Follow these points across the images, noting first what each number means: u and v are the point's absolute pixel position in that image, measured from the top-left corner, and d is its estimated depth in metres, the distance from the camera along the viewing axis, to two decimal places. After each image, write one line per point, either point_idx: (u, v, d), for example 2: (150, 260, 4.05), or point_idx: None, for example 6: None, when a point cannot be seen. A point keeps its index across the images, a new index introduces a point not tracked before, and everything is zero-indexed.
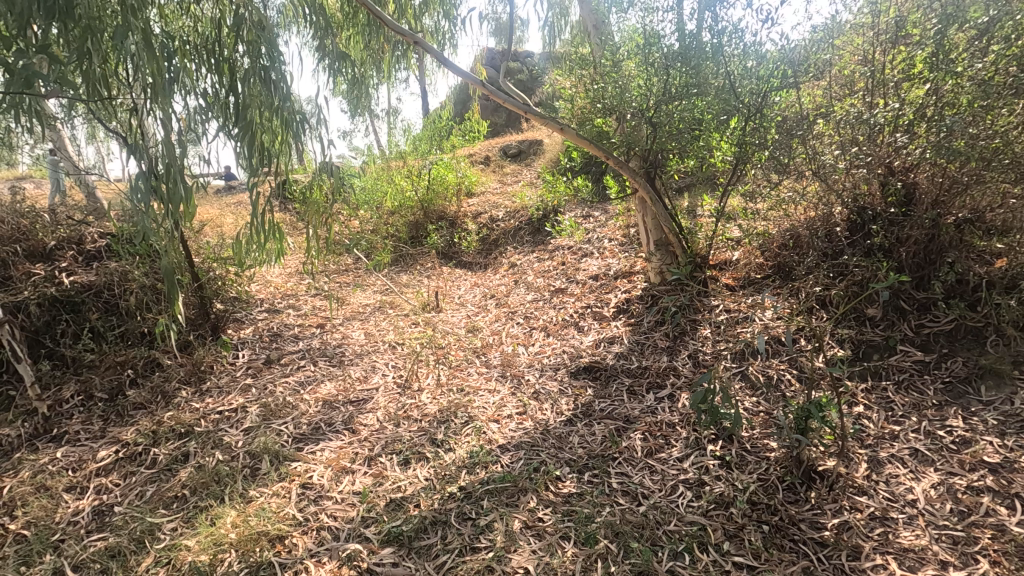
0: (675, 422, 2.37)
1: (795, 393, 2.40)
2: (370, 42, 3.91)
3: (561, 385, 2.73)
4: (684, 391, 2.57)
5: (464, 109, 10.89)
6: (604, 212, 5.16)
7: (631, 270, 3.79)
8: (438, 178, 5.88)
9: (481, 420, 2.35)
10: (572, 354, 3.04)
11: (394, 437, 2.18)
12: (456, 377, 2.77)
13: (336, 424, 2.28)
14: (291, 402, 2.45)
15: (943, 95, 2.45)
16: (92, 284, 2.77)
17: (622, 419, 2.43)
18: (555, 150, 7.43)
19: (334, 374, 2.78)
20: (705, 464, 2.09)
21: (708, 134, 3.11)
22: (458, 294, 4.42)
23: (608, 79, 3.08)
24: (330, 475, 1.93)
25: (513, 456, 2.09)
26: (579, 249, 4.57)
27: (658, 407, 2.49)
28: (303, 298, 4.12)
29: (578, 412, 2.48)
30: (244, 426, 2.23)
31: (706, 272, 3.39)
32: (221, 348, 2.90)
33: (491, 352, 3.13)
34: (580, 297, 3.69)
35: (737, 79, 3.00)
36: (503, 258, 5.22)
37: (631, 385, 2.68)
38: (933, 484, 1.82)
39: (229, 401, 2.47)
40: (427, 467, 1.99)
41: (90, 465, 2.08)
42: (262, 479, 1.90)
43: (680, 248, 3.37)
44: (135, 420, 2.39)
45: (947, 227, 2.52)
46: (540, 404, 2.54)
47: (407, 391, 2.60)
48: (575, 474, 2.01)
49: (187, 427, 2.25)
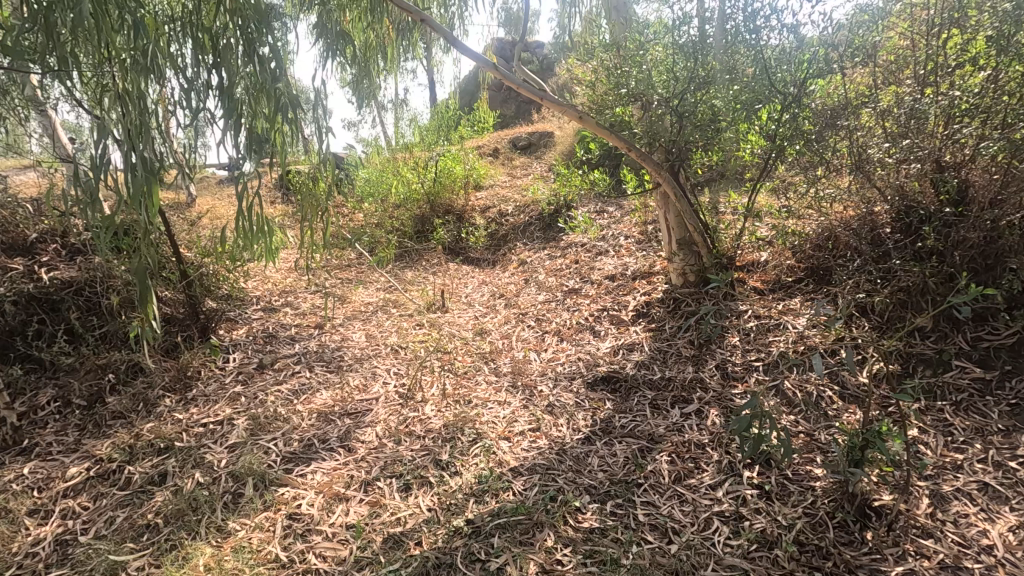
0: (705, 442, 2.14)
1: (839, 413, 2.17)
2: (375, 25, 3.69)
3: (578, 397, 2.50)
4: (712, 407, 2.35)
5: (472, 100, 10.63)
6: (620, 208, 4.90)
7: (650, 270, 3.55)
8: (445, 171, 5.64)
9: (491, 437, 2.13)
10: (588, 362, 2.81)
11: (395, 457, 1.97)
12: (463, 387, 2.55)
13: (331, 441, 2.06)
14: (283, 414, 2.23)
15: (1004, 81, 2.22)
16: (73, 280, 2.57)
17: (645, 438, 2.20)
18: (567, 141, 7.18)
19: (331, 381, 2.57)
20: (742, 494, 1.86)
21: (737, 126, 2.87)
22: (465, 293, 4.19)
23: (633, 63, 2.82)
24: (322, 504, 1.71)
25: (527, 482, 1.87)
26: (593, 247, 4.34)
27: (685, 425, 2.26)
28: (303, 296, 3.91)
29: (597, 429, 2.26)
30: (230, 442, 2.02)
31: (733, 273, 3.15)
32: (210, 351, 2.69)
33: (502, 358, 2.90)
34: (596, 299, 3.46)
35: (773, 65, 2.76)
36: (513, 254, 5.00)
37: (655, 398, 2.45)
38: (1010, 527, 1.59)
39: (216, 411, 2.26)
40: (430, 494, 1.78)
41: (58, 484, 1.88)
42: (245, 508, 1.69)
43: (706, 247, 3.12)
44: (113, 431, 2.18)
45: (1009, 230, 2.26)
46: (554, 419, 2.32)
47: (410, 402, 2.39)
48: (596, 505, 1.80)
49: (168, 441, 2.05)
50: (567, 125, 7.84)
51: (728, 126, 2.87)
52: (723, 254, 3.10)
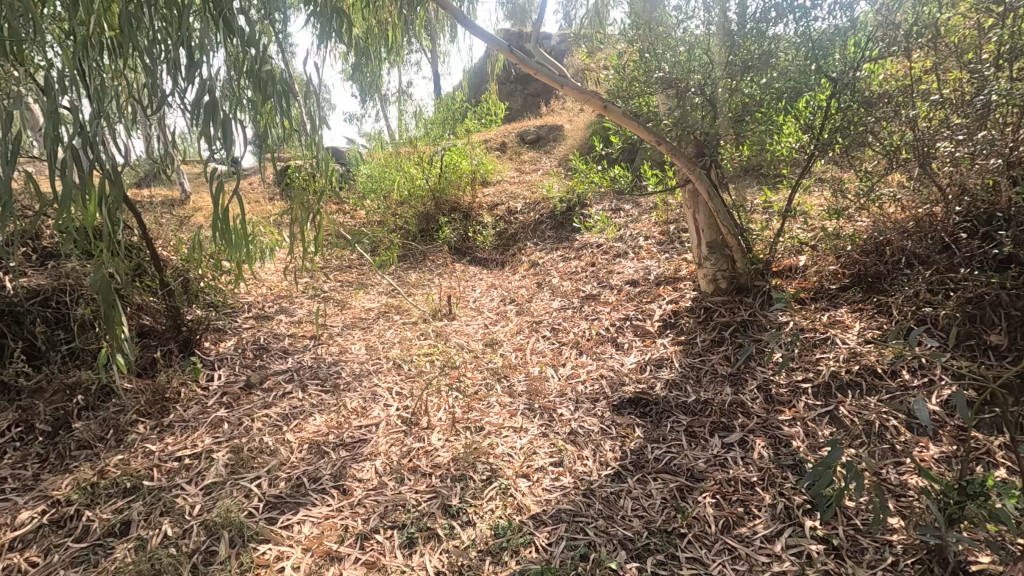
0: (754, 481, 1.86)
1: (909, 447, 1.88)
2: (376, 8, 3.37)
3: (603, 422, 2.22)
4: (758, 437, 2.06)
5: (478, 93, 10.35)
6: (638, 207, 4.60)
7: (675, 275, 3.26)
8: (451, 165, 5.35)
9: (508, 474, 1.86)
10: (612, 380, 2.53)
11: (396, 501, 1.70)
12: (474, 410, 2.27)
13: (323, 480, 1.79)
14: (270, 445, 1.96)
15: None
16: (39, 289, 2.31)
17: (684, 475, 1.92)
18: (578, 135, 6.87)
19: (326, 404, 2.30)
20: (806, 550, 1.58)
21: (776, 116, 2.57)
22: (473, 299, 3.92)
23: (666, 46, 2.54)
24: (309, 566, 1.44)
25: (552, 535, 1.59)
26: (610, 249, 4.05)
27: (729, 459, 1.98)
28: (299, 302, 3.63)
29: (628, 463, 1.98)
30: (206, 482, 1.75)
31: (771, 281, 2.85)
32: (192, 369, 2.42)
33: (516, 375, 2.62)
34: (617, 307, 3.17)
35: (824, 45, 2.41)
36: (523, 254, 4.72)
37: (690, 425, 2.17)
38: None
39: (193, 442, 1.98)
40: (439, 552, 1.50)
41: (5, 534, 1.61)
42: (217, 572, 1.42)
43: (741, 252, 2.82)
44: (76, 464, 1.91)
45: None
46: (578, 451, 2.04)
47: (414, 430, 2.11)
48: (635, 565, 1.52)
49: (136, 480, 1.78)
50: (578, 118, 7.53)
51: (765, 117, 2.56)
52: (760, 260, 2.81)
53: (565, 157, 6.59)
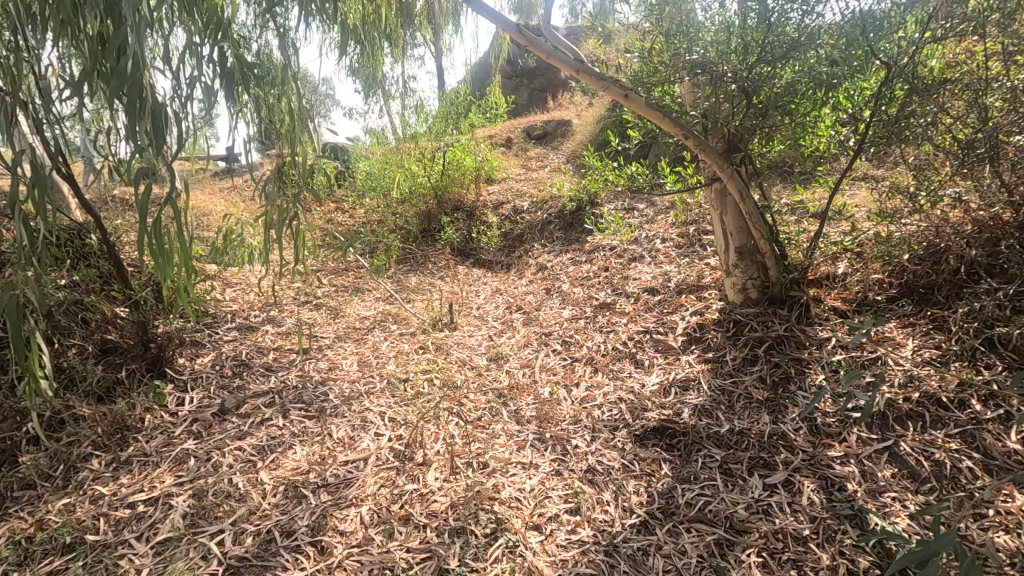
0: (806, 535, 1.58)
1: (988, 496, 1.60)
2: None
3: (624, 457, 1.94)
4: (806, 477, 1.78)
5: (483, 87, 10.06)
6: (652, 207, 4.31)
7: (699, 282, 2.97)
8: (454, 162, 5.07)
9: (516, 526, 1.59)
10: (633, 404, 2.25)
11: (384, 564, 1.43)
12: (477, 442, 1.99)
13: (299, 534, 1.52)
14: (241, 488, 1.69)
15: None
16: None
17: (722, 526, 1.64)
18: (587, 130, 6.58)
19: (309, 432, 2.03)
20: None
21: (813, 112, 2.30)
22: (476, 306, 3.65)
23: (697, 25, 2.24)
24: None
25: None
26: (624, 252, 3.77)
27: (774, 506, 1.69)
28: (289, 310, 3.37)
29: (656, 510, 1.70)
30: (161, 538, 1.49)
31: (808, 291, 2.56)
32: (159, 392, 2.15)
33: (524, 398, 2.34)
34: (635, 318, 2.88)
35: (878, 23, 2.09)
36: (530, 257, 4.44)
37: (726, 462, 1.89)
38: None
39: (152, 482, 1.72)
40: None
41: None
42: None
43: (775, 259, 2.52)
44: (15, 513, 1.62)
45: None
46: (597, 494, 1.76)
47: (408, 467, 1.84)
48: None
49: (80, 534, 1.52)
50: (586, 113, 7.24)
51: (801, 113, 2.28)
52: (796, 269, 2.52)
53: (574, 153, 6.30)
